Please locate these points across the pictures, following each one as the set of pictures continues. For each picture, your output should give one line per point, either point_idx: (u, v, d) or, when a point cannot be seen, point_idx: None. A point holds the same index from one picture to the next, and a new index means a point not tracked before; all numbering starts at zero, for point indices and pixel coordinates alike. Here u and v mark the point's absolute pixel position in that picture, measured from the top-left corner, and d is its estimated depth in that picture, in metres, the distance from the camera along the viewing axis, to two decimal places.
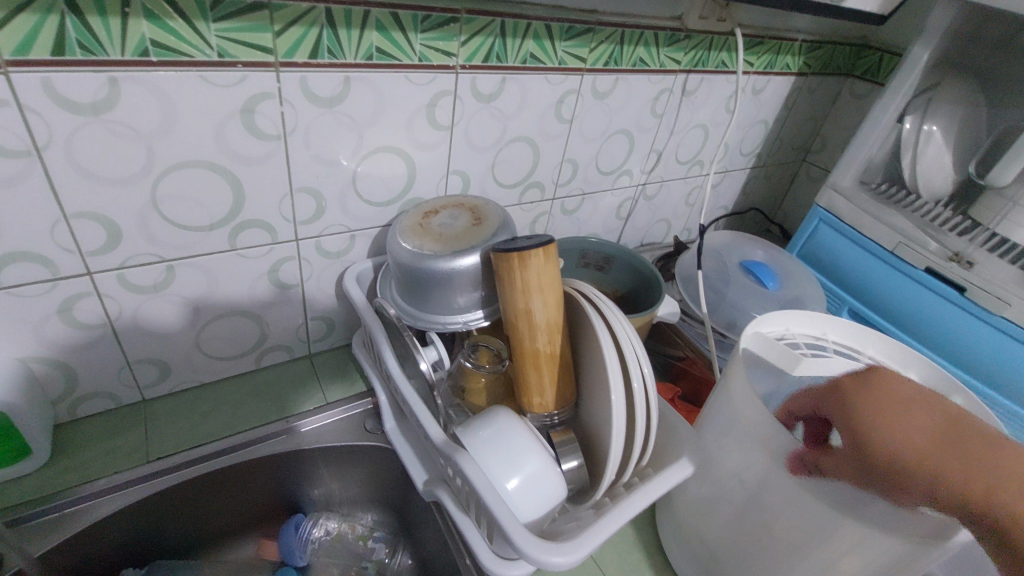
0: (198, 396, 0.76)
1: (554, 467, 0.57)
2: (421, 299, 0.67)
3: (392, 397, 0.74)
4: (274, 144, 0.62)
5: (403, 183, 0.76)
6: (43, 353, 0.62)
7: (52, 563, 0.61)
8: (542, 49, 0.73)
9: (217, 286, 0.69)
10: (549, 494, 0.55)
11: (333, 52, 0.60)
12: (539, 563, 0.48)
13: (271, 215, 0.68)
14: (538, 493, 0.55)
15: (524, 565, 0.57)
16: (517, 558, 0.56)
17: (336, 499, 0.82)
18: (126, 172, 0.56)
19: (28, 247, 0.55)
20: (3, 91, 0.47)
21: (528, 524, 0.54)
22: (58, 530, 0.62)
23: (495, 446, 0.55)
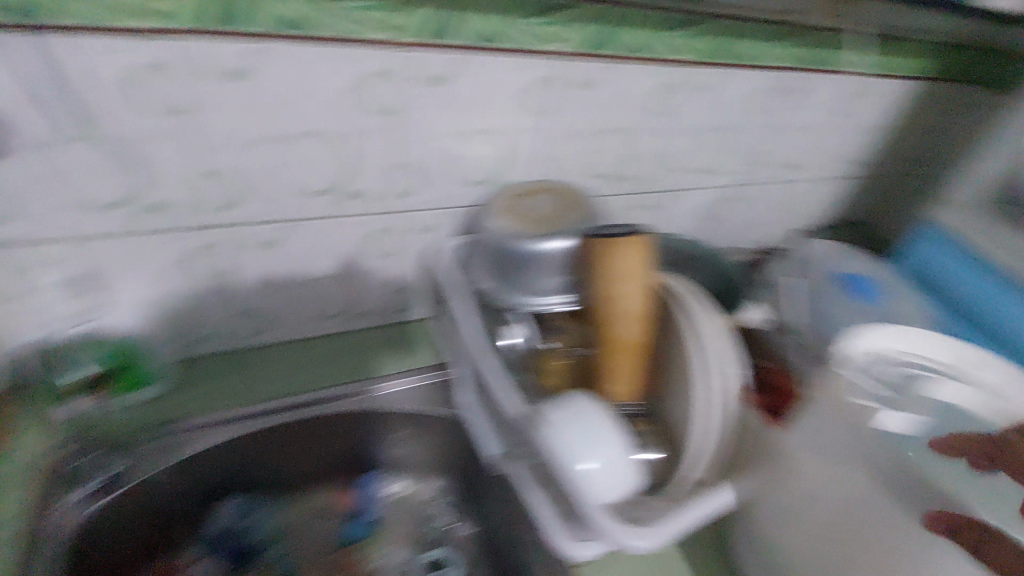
0: (291, 351, 0.81)
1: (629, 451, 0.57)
2: (506, 279, 0.68)
3: (467, 372, 0.75)
4: (386, 119, 0.66)
5: (496, 164, 0.77)
6: (169, 293, 0.69)
7: (154, 485, 0.65)
8: (646, 39, 0.73)
9: (320, 249, 0.74)
10: (625, 476, 0.55)
11: (449, 33, 0.62)
12: (617, 542, 0.49)
13: (372, 186, 0.71)
14: (615, 474, 0.55)
15: (597, 547, 0.57)
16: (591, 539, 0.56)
17: (406, 463, 0.81)
18: (258, 136, 0.61)
19: (169, 198, 0.61)
20: (167, 55, 0.52)
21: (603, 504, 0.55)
22: (163, 454, 0.65)
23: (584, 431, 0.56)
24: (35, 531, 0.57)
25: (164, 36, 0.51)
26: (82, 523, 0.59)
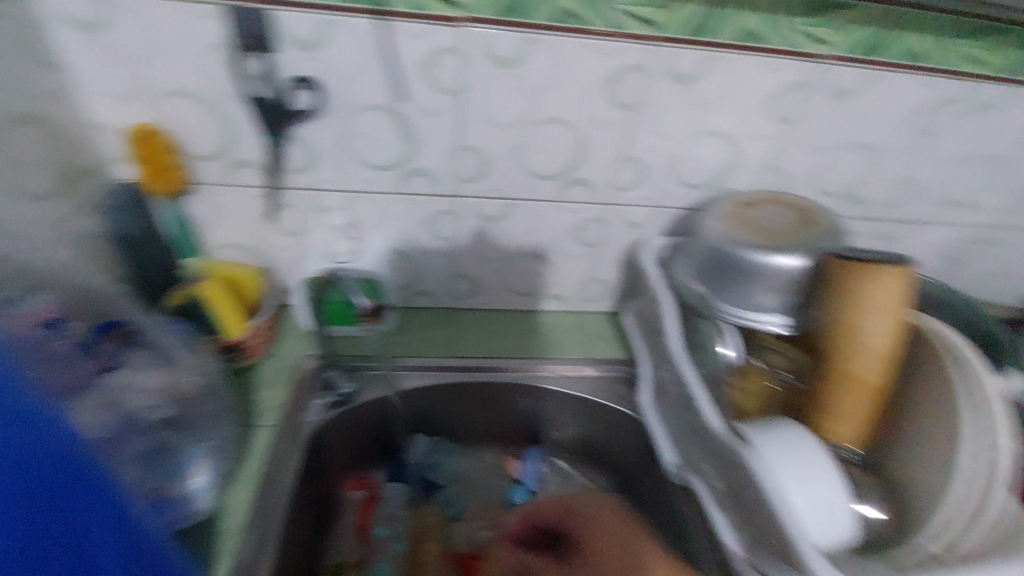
0: (488, 317, 0.86)
1: (844, 496, 0.52)
2: (721, 286, 0.64)
3: (656, 374, 0.74)
4: (626, 112, 0.65)
5: (726, 169, 0.72)
6: (400, 250, 0.77)
7: (367, 410, 0.74)
8: (926, 45, 0.64)
9: (534, 229, 0.77)
10: (839, 520, 0.51)
11: (710, 31, 0.61)
12: None
13: (598, 177, 0.71)
14: (828, 513, 0.51)
15: None
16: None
17: (572, 447, 0.83)
18: (510, 118, 0.65)
19: (423, 164, 0.68)
20: (456, 40, 0.58)
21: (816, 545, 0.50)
22: (381, 385, 0.74)
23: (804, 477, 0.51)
24: (283, 426, 0.66)
25: (456, 23, 0.57)
26: (316, 428, 0.68)
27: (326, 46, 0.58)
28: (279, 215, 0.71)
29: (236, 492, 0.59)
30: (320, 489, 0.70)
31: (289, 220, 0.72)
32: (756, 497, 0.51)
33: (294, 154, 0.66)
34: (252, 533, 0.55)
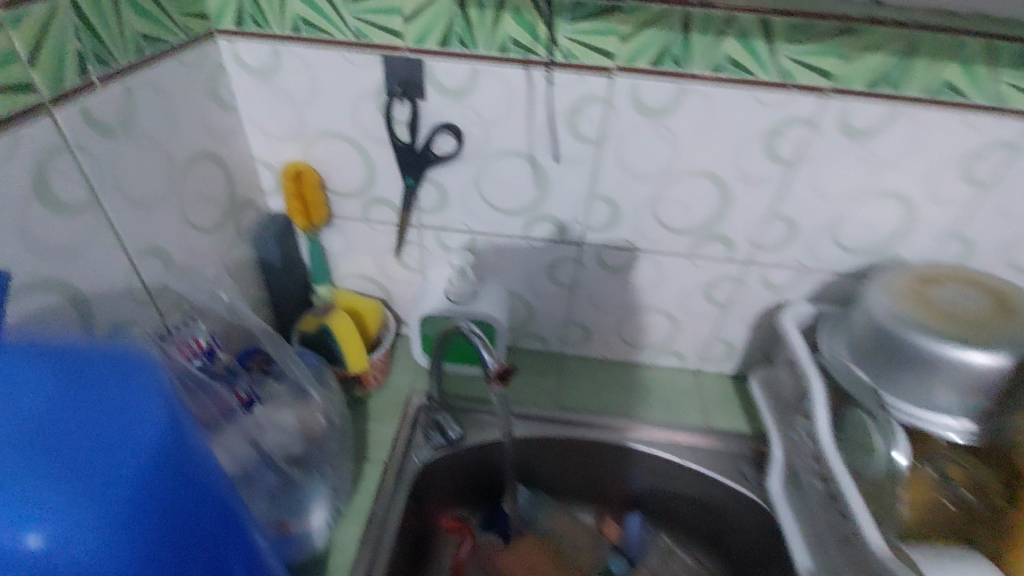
0: (599, 367, 0.82)
1: None
2: (889, 374, 0.55)
3: (788, 458, 0.66)
4: (783, 169, 0.59)
5: (893, 234, 0.63)
6: (515, 292, 0.76)
7: (467, 455, 0.71)
8: None
9: (659, 283, 0.72)
10: None
11: (894, 84, 0.53)
12: None
13: (739, 234, 0.65)
14: None
15: None
16: None
17: (678, 520, 0.76)
18: (650, 170, 0.61)
19: (551, 210, 0.66)
20: (604, 89, 0.55)
21: None
22: (484, 430, 0.72)
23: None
24: (391, 464, 0.66)
25: (608, 73, 0.54)
26: (421, 470, 0.68)
27: (472, 95, 0.57)
28: (403, 249, 0.73)
29: (345, 527, 0.61)
30: (420, 532, 0.69)
31: (412, 255, 0.73)
32: None
33: (426, 194, 0.67)
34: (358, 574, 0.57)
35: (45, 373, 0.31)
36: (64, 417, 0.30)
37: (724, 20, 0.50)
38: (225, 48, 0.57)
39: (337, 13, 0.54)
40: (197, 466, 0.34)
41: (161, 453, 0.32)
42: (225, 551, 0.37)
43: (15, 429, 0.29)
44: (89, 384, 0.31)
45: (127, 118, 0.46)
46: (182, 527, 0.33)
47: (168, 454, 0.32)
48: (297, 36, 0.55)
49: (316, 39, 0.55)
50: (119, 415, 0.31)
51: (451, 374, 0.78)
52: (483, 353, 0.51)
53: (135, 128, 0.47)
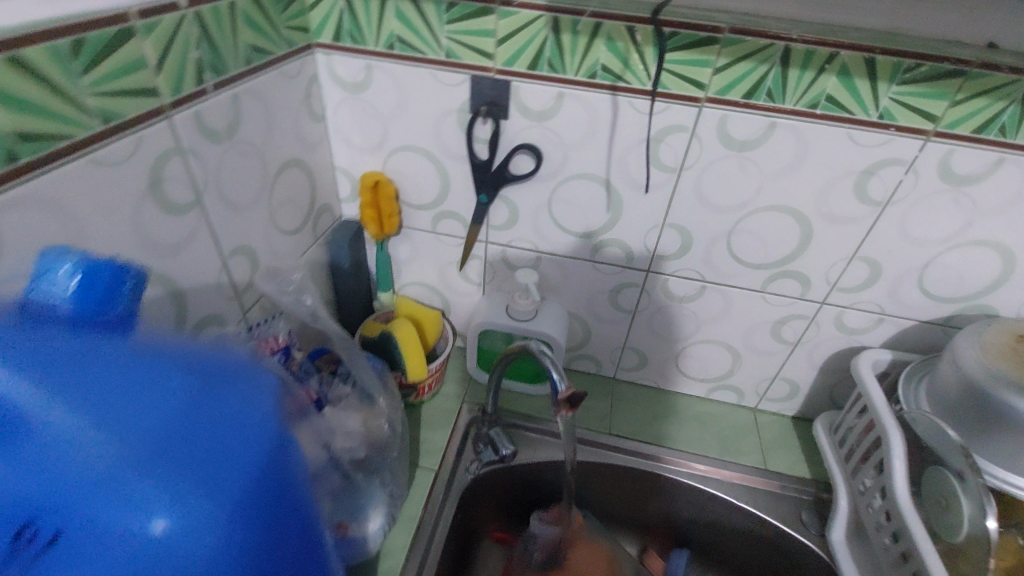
0: (653, 395, 0.81)
1: None
2: (984, 436, 0.54)
3: (854, 510, 0.63)
4: (871, 209, 0.57)
5: (987, 285, 0.59)
6: (574, 313, 0.75)
7: (517, 473, 0.71)
8: None
9: (725, 316, 0.70)
10: None
11: (1006, 129, 0.50)
12: None
13: (816, 273, 0.63)
14: None
15: None
16: None
17: (728, 561, 0.73)
18: (728, 202, 0.60)
19: (621, 235, 0.66)
20: (690, 119, 0.55)
21: None
22: (535, 449, 0.72)
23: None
24: (442, 475, 0.66)
25: (697, 103, 0.54)
26: (470, 483, 0.67)
27: (554, 117, 0.58)
28: (467, 263, 0.74)
29: (396, 533, 0.61)
30: (464, 546, 0.69)
31: (475, 269, 0.74)
32: None
33: (497, 211, 0.67)
34: None
35: (166, 367, 0.28)
36: (190, 414, 0.27)
37: (827, 57, 0.49)
38: (321, 61, 0.60)
39: (432, 33, 0.55)
40: (292, 489, 0.32)
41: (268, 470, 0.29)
42: None
43: (147, 431, 0.26)
44: (209, 387, 0.29)
45: (232, 126, 0.49)
46: (278, 548, 0.30)
47: (278, 462, 0.30)
48: (391, 52, 0.57)
49: (409, 57, 0.57)
50: (241, 419, 0.29)
51: (506, 389, 0.79)
52: (552, 374, 0.51)
53: (238, 136, 0.50)
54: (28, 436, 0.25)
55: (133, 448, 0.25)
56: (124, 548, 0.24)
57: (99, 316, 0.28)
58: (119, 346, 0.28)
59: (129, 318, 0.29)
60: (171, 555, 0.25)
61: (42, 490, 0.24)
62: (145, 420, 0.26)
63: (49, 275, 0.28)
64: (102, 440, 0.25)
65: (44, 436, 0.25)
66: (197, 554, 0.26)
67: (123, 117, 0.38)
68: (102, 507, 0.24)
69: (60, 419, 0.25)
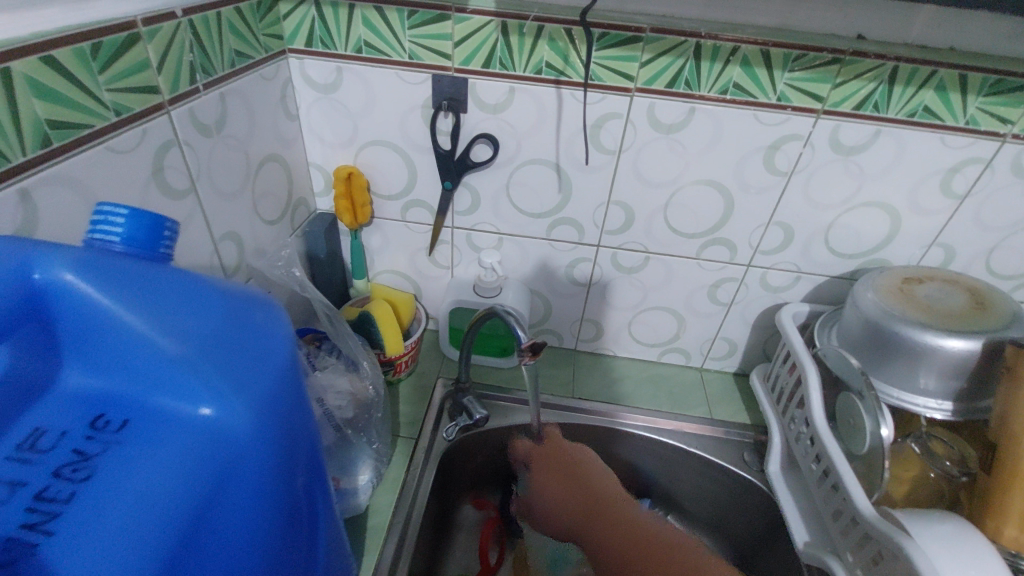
0: (610, 362, 0.89)
1: None
2: (879, 363, 0.62)
3: (786, 444, 0.72)
4: (779, 179, 0.67)
5: (879, 241, 0.71)
6: (535, 290, 0.83)
7: (491, 438, 0.77)
8: None
9: (669, 282, 0.79)
10: None
11: (878, 106, 0.61)
12: None
13: (740, 238, 0.73)
14: None
15: None
16: None
17: (684, 505, 0.81)
18: (662, 179, 0.69)
19: (572, 214, 0.74)
20: (624, 107, 0.64)
21: None
22: (507, 414, 0.78)
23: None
24: (421, 441, 0.72)
25: (628, 93, 0.63)
26: (448, 448, 0.73)
27: (508, 110, 0.66)
28: (436, 248, 0.80)
29: (381, 493, 0.67)
30: (444, 508, 0.74)
31: (444, 253, 0.81)
32: None
33: (460, 197, 0.74)
34: (394, 533, 0.62)
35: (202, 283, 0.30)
36: (225, 325, 0.29)
37: (730, 51, 0.59)
38: (294, 65, 0.66)
39: (395, 37, 0.62)
40: (306, 408, 0.33)
41: (286, 384, 0.31)
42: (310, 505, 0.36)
43: (189, 332, 0.28)
44: (239, 305, 0.31)
45: (219, 121, 0.55)
46: (296, 459, 0.32)
47: (295, 377, 0.31)
48: (359, 56, 0.64)
49: (375, 60, 0.64)
50: (265, 335, 0.30)
51: (477, 364, 0.85)
52: (517, 332, 0.60)
53: (224, 130, 0.55)
54: (101, 334, 0.28)
55: (180, 343, 0.28)
56: (176, 435, 0.28)
57: (147, 247, 0.30)
58: (161, 265, 0.30)
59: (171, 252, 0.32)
60: (210, 447, 0.28)
61: (111, 384, 0.28)
62: (190, 324, 0.29)
63: (106, 214, 0.30)
64: (153, 344, 0.28)
65: (108, 339, 0.28)
66: (229, 450, 0.28)
67: (131, 111, 0.44)
68: (163, 393, 0.28)
69: (118, 325, 0.28)
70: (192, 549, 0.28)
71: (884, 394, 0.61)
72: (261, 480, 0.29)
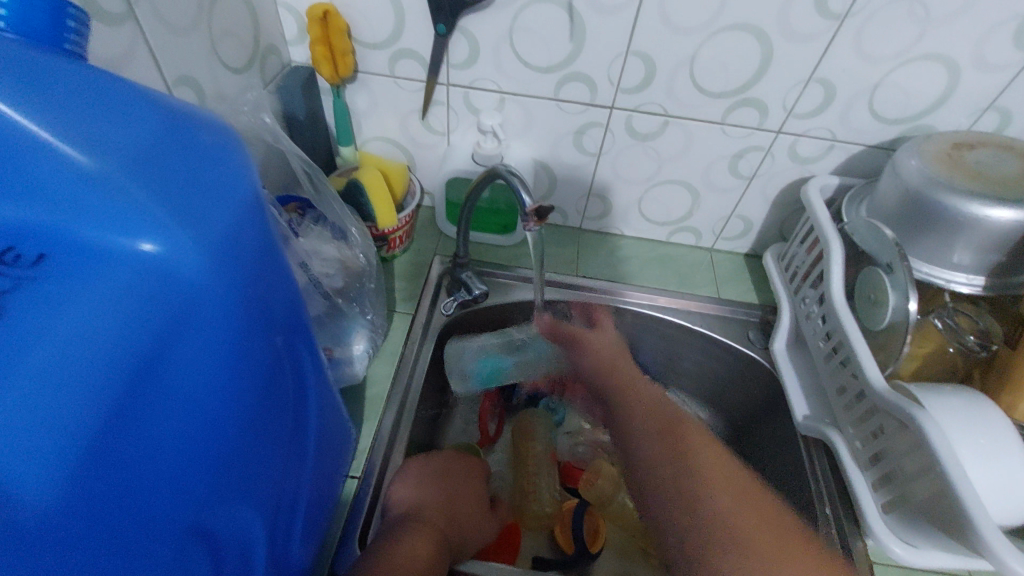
0: (617, 242, 0.85)
1: None
2: (914, 235, 0.57)
3: (796, 323, 0.70)
4: (829, 24, 0.57)
5: (929, 103, 0.62)
6: (540, 160, 0.76)
7: (491, 314, 0.75)
8: None
9: (687, 152, 0.72)
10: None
11: None
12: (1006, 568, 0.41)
13: (773, 99, 0.64)
14: (1017, 491, 0.46)
15: (937, 557, 0.49)
16: (936, 547, 0.48)
17: (683, 381, 0.82)
18: (691, 23, 0.59)
19: (584, 68, 0.64)
20: None
21: (993, 515, 0.46)
22: (509, 291, 0.75)
23: (1010, 456, 0.47)
24: (419, 316, 0.69)
25: None
26: (446, 323, 0.71)
27: None
28: (429, 110, 0.72)
29: (378, 366, 0.65)
30: (444, 382, 0.74)
31: (438, 116, 0.72)
32: (923, 464, 0.48)
33: (456, 46, 0.64)
34: (394, 404, 0.61)
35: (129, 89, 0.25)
36: (162, 140, 0.25)
37: None
38: None
39: None
40: (269, 257, 0.30)
41: (242, 221, 0.27)
42: (287, 364, 0.35)
43: (114, 144, 0.23)
44: (180, 121, 0.26)
45: None
46: (261, 306, 0.30)
47: (254, 214, 0.28)
48: None
49: None
50: (215, 161, 0.26)
51: (477, 241, 0.81)
52: (522, 195, 0.54)
53: None
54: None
55: (104, 155, 0.23)
56: (115, 270, 0.24)
57: (44, 34, 0.24)
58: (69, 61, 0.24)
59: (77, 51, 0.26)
60: (159, 284, 0.25)
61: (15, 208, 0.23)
62: (116, 133, 0.23)
63: None
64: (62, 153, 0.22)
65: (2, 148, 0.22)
66: (182, 289, 0.25)
67: None
68: (85, 219, 0.23)
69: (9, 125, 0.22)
70: (144, 399, 0.25)
71: (915, 267, 0.57)
72: (219, 328, 0.27)
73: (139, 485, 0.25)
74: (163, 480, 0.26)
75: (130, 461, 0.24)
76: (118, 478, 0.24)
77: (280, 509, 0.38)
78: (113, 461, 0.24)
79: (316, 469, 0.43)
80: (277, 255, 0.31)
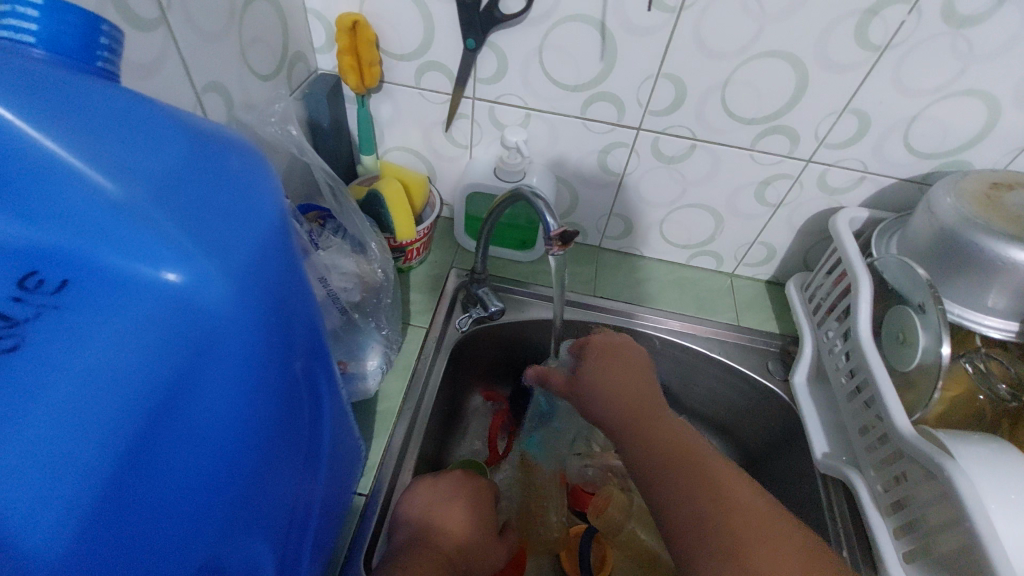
0: (636, 262, 0.83)
1: None
2: (948, 276, 0.55)
3: (818, 357, 0.68)
4: (868, 55, 0.56)
5: (967, 139, 0.61)
6: (562, 177, 0.75)
7: (505, 331, 0.74)
8: None
9: (713, 177, 0.70)
10: None
11: None
12: None
13: (805, 128, 0.63)
14: None
15: None
16: None
17: (697, 408, 0.80)
18: (725, 48, 0.58)
19: (613, 89, 0.64)
20: None
21: None
22: (525, 309, 0.74)
23: None
24: (433, 330, 0.69)
25: None
26: (460, 339, 0.70)
27: None
28: (454, 123, 0.71)
29: (391, 379, 0.64)
30: (455, 397, 0.73)
31: (462, 129, 0.72)
32: (947, 517, 0.46)
33: (484, 61, 0.64)
34: (404, 420, 0.60)
35: (158, 112, 0.24)
36: (191, 168, 0.24)
37: None
38: None
39: None
40: (294, 283, 0.29)
41: (267, 251, 0.26)
42: (306, 387, 0.34)
43: (144, 172, 0.23)
44: (209, 146, 0.25)
45: None
46: (285, 334, 0.29)
47: (280, 242, 0.27)
48: None
49: None
50: (243, 188, 0.26)
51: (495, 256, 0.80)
52: (545, 217, 0.53)
53: None
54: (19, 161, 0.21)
55: (135, 184, 0.22)
56: (139, 301, 0.23)
57: (75, 54, 0.24)
58: (100, 83, 0.24)
59: (108, 71, 0.26)
60: (182, 317, 0.24)
61: (37, 235, 0.22)
62: (147, 162, 0.23)
63: (14, 4, 0.23)
64: (86, 176, 0.22)
65: (23, 170, 0.22)
66: (206, 321, 0.25)
67: None
68: (111, 249, 0.23)
69: (38, 149, 0.21)
70: (162, 436, 0.24)
71: (948, 307, 0.56)
72: (242, 360, 0.26)
73: (156, 520, 0.24)
74: (177, 516, 0.25)
75: (144, 500, 0.24)
76: (131, 518, 0.23)
77: (293, 529, 0.37)
78: (126, 501, 0.23)
79: (327, 491, 0.42)
80: (302, 280, 0.30)
